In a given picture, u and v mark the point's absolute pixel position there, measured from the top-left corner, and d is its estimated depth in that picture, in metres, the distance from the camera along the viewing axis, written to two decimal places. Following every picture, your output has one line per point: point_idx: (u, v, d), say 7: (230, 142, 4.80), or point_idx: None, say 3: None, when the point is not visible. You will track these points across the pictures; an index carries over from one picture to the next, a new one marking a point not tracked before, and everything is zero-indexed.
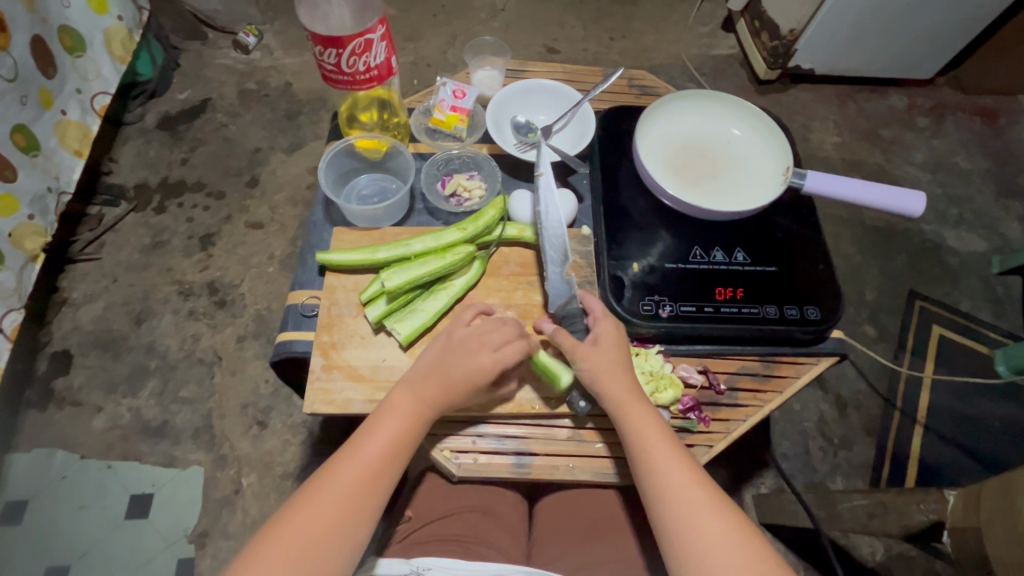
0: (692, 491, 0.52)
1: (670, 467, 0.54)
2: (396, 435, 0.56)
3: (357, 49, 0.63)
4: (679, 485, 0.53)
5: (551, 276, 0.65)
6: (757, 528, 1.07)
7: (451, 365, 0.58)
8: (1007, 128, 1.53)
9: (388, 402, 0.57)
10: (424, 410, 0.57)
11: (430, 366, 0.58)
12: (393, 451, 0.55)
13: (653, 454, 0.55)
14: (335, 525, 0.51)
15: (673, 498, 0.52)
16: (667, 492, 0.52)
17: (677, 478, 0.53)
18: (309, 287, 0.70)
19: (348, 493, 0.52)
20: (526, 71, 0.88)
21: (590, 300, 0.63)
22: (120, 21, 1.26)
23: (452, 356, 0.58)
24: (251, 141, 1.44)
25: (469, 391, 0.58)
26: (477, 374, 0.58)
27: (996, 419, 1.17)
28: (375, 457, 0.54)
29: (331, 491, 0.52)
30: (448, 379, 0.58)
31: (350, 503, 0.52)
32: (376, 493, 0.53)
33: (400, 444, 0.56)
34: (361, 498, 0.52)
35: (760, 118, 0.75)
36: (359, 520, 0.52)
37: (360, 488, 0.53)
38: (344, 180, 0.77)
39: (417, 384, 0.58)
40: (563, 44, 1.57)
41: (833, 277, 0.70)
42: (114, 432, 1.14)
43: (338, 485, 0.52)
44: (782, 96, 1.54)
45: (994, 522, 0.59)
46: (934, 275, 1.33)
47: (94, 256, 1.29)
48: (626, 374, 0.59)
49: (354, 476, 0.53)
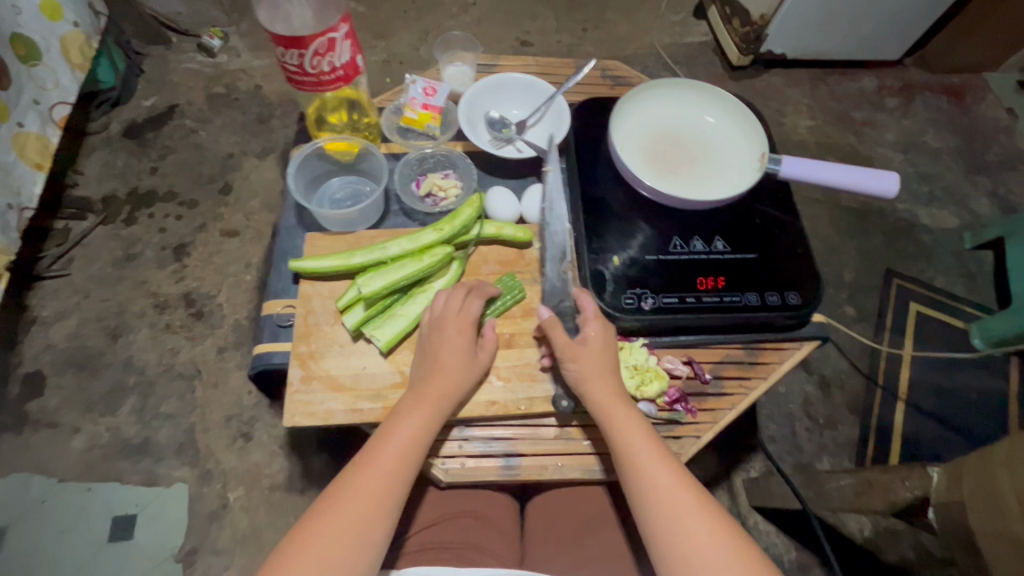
0: (677, 489, 0.52)
1: (654, 465, 0.53)
2: (399, 455, 0.54)
3: (320, 49, 0.61)
4: (663, 482, 0.52)
5: (547, 272, 0.67)
6: (748, 511, 1.09)
7: (437, 353, 0.59)
8: (974, 105, 1.55)
9: (400, 412, 0.56)
10: (435, 420, 0.56)
11: (427, 373, 0.58)
12: (404, 463, 0.54)
13: (638, 453, 0.54)
14: (344, 542, 0.48)
15: (658, 497, 0.51)
16: (652, 489, 0.52)
17: (660, 475, 0.53)
18: (284, 296, 0.68)
19: (360, 509, 0.50)
20: (497, 65, 0.86)
21: (582, 297, 0.62)
22: (76, 27, 1.21)
23: (451, 357, 0.59)
24: (222, 147, 1.40)
25: (468, 382, 0.59)
26: (467, 358, 0.59)
27: (973, 391, 1.20)
28: (384, 470, 0.53)
29: (340, 508, 0.50)
30: (449, 384, 0.58)
31: (360, 519, 0.50)
32: (388, 506, 0.51)
33: (411, 457, 0.54)
34: (372, 512, 0.50)
35: (734, 104, 0.75)
36: (370, 536, 0.50)
37: (367, 502, 0.51)
38: (316, 184, 0.75)
39: (422, 394, 0.57)
40: (536, 36, 1.55)
41: (811, 261, 0.70)
42: (94, 452, 1.11)
43: (347, 501, 0.50)
44: (756, 81, 1.54)
45: (976, 493, 0.59)
46: (910, 253, 1.35)
47: (63, 272, 1.25)
48: (609, 369, 0.59)
49: (367, 490, 0.51)
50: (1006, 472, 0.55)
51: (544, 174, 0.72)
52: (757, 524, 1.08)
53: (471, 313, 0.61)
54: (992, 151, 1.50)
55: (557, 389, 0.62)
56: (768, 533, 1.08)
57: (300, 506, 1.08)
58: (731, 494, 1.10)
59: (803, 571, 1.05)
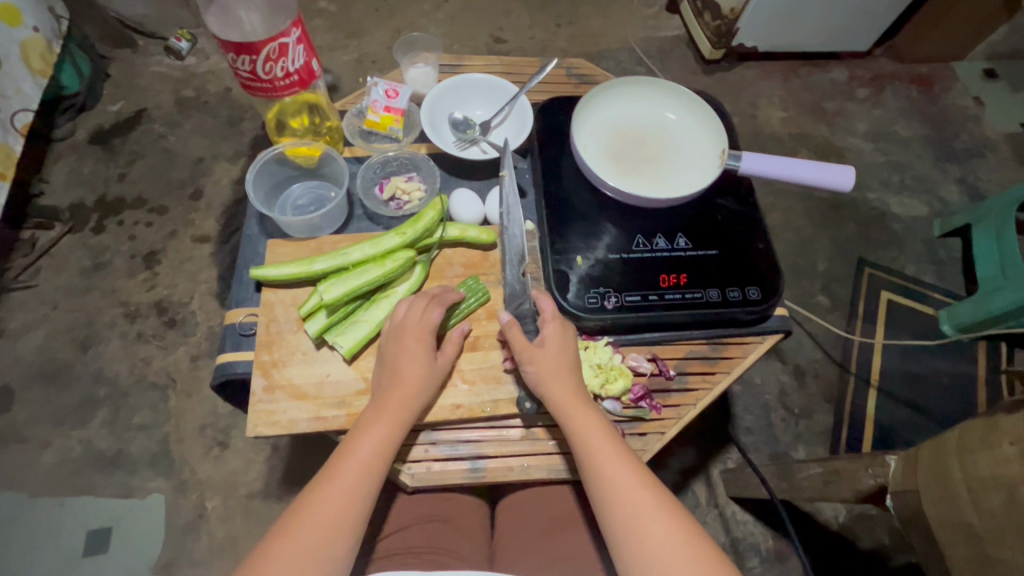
0: (637, 490, 0.52)
1: (613, 466, 0.54)
2: (362, 464, 0.54)
3: (272, 54, 0.61)
4: (622, 483, 0.52)
5: (507, 276, 0.67)
6: (725, 502, 1.10)
7: (398, 358, 0.59)
8: (942, 94, 1.58)
9: (362, 424, 0.56)
10: (397, 427, 0.56)
11: (387, 381, 0.58)
12: (368, 472, 0.53)
13: (599, 455, 0.54)
14: (308, 558, 0.49)
15: (617, 498, 0.52)
16: (612, 491, 0.52)
17: (620, 476, 0.53)
18: (246, 304, 0.68)
19: (323, 523, 0.50)
20: (461, 65, 0.86)
21: (542, 300, 0.63)
22: (36, 32, 1.18)
23: (411, 364, 0.58)
24: (192, 151, 1.38)
25: (429, 388, 0.59)
26: (427, 365, 0.59)
27: (943, 376, 1.22)
28: (347, 481, 0.53)
29: (303, 524, 0.50)
30: (410, 390, 0.57)
31: (322, 533, 0.50)
32: (352, 518, 0.51)
33: (375, 466, 0.54)
34: (335, 525, 0.50)
35: (695, 101, 0.75)
36: (334, 549, 0.50)
37: (330, 516, 0.51)
38: (277, 191, 0.74)
39: (383, 404, 0.57)
40: (510, 33, 1.55)
41: (772, 255, 0.70)
42: (66, 466, 1.09)
43: (310, 516, 0.50)
44: (729, 74, 1.55)
45: (928, 482, 0.59)
46: (881, 242, 1.37)
47: (30, 283, 1.23)
48: (571, 372, 0.59)
49: (330, 503, 0.51)
50: (957, 461, 0.56)
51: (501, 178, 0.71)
52: (734, 514, 1.09)
53: (431, 321, 0.61)
54: (961, 139, 1.52)
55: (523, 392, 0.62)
56: (745, 522, 1.09)
57: (279, 513, 1.07)
58: (709, 485, 1.11)
59: (779, 559, 1.06)
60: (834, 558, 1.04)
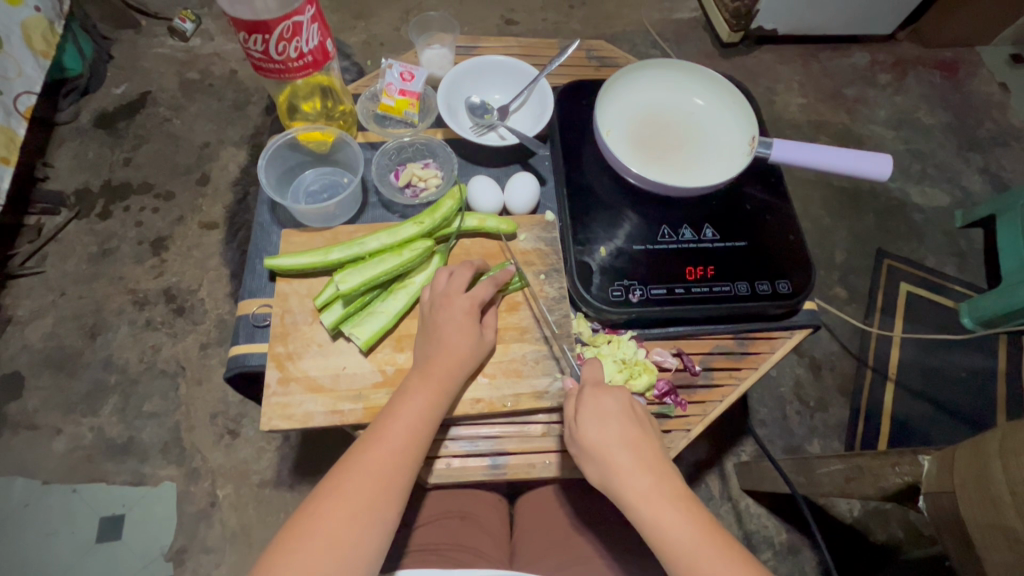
0: (688, 526, 0.47)
1: (672, 524, 0.47)
2: (408, 430, 0.52)
3: (285, 33, 0.58)
4: (687, 545, 0.47)
5: (549, 289, 0.65)
6: (739, 495, 1.09)
7: (440, 325, 0.57)
8: (966, 80, 1.53)
9: (400, 395, 0.54)
10: (441, 396, 0.55)
11: (431, 347, 0.57)
12: (407, 446, 0.52)
13: (656, 514, 0.48)
14: (347, 530, 0.47)
15: (664, 539, 0.47)
16: (659, 520, 0.48)
17: (673, 517, 0.48)
18: (260, 295, 0.66)
19: (365, 486, 0.49)
20: (477, 47, 0.84)
21: (585, 369, 0.57)
22: (37, 12, 1.15)
23: (426, 396, 0.54)
24: (198, 135, 1.35)
25: (472, 353, 0.57)
26: (471, 335, 0.58)
27: (963, 369, 1.20)
28: (376, 472, 0.50)
29: (335, 508, 0.48)
30: (454, 357, 0.56)
31: (351, 534, 0.47)
32: (395, 485, 0.50)
33: (418, 433, 0.53)
34: (375, 498, 0.49)
35: (722, 86, 0.72)
36: (380, 513, 0.49)
37: (351, 521, 0.47)
38: (290, 176, 0.72)
39: (427, 368, 0.55)
40: (521, 14, 1.50)
41: (803, 247, 0.68)
42: (77, 453, 1.09)
43: (312, 546, 0.46)
44: (746, 59, 1.51)
45: (969, 484, 0.58)
46: (900, 232, 1.34)
47: (37, 269, 1.22)
48: (624, 440, 0.51)
49: (336, 531, 0.47)
50: (998, 463, 0.54)
51: (511, 182, 0.69)
52: (749, 507, 1.08)
53: (479, 297, 0.59)
54: (984, 127, 1.48)
55: (554, 371, 0.61)
56: (759, 515, 1.08)
57: (290, 502, 1.06)
58: (724, 478, 1.10)
59: (793, 552, 1.05)
60: (849, 552, 1.03)
